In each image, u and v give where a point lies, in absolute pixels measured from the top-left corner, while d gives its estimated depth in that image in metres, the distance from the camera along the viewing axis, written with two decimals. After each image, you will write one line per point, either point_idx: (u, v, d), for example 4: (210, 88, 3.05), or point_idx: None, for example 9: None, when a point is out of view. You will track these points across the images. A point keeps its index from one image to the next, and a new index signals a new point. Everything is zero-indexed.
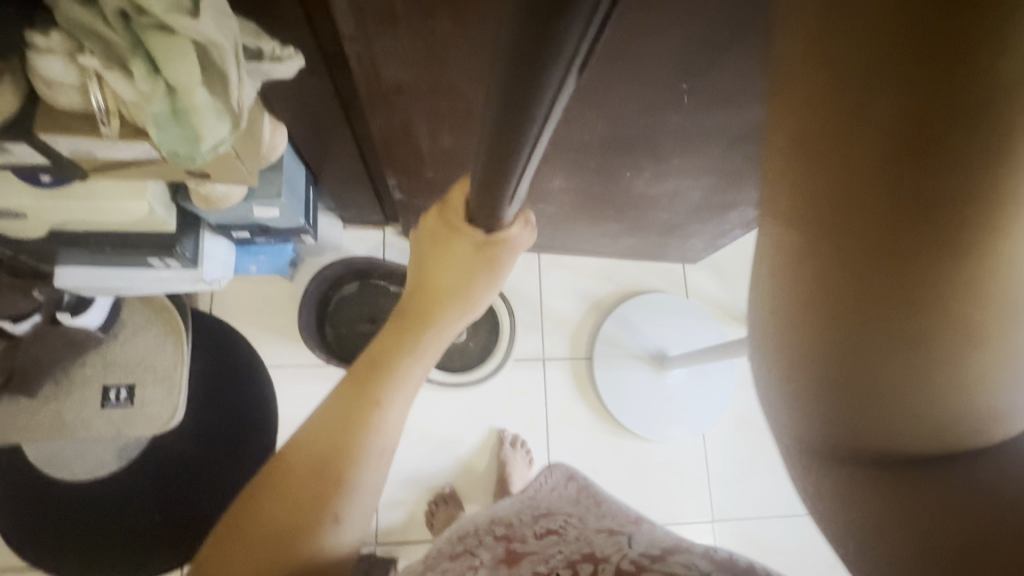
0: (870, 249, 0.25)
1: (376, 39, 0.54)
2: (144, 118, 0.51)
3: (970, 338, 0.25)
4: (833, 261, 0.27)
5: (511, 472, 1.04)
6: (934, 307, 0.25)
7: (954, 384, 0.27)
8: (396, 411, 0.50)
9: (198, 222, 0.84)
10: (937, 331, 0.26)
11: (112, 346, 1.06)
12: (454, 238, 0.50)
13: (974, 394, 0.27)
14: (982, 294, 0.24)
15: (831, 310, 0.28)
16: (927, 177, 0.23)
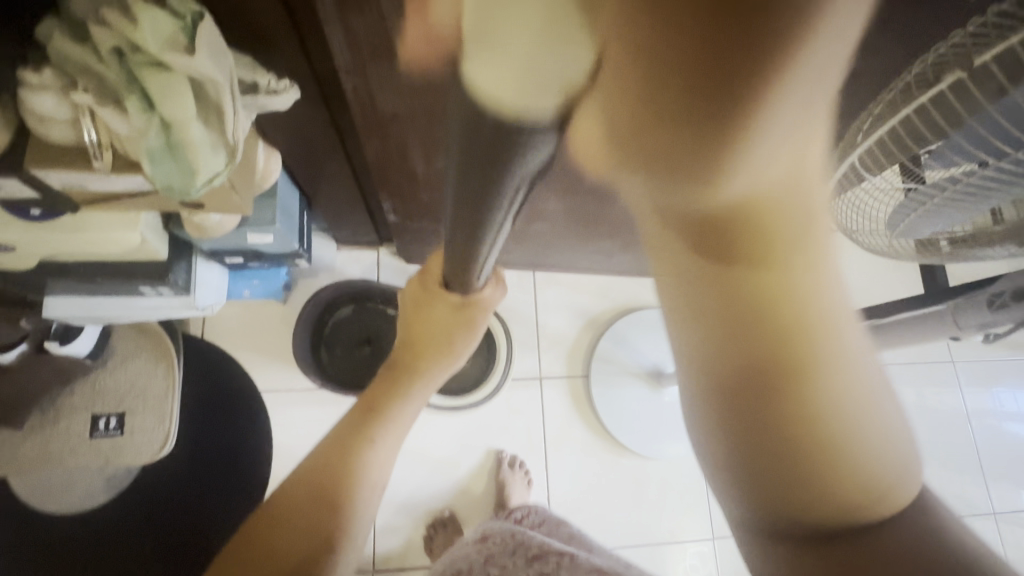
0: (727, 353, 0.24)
1: (372, 71, 0.55)
2: (138, 153, 0.51)
3: (823, 435, 0.24)
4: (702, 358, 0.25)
5: (510, 494, 1.03)
6: (790, 406, 0.24)
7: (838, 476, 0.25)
8: (386, 452, 0.53)
9: (190, 249, 0.84)
10: (826, 428, 0.24)
11: (101, 374, 1.04)
12: (432, 301, 0.58)
13: (859, 482, 0.25)
14: (819, 401, 0.24)
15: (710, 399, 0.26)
16: (745, 289, 0.22)
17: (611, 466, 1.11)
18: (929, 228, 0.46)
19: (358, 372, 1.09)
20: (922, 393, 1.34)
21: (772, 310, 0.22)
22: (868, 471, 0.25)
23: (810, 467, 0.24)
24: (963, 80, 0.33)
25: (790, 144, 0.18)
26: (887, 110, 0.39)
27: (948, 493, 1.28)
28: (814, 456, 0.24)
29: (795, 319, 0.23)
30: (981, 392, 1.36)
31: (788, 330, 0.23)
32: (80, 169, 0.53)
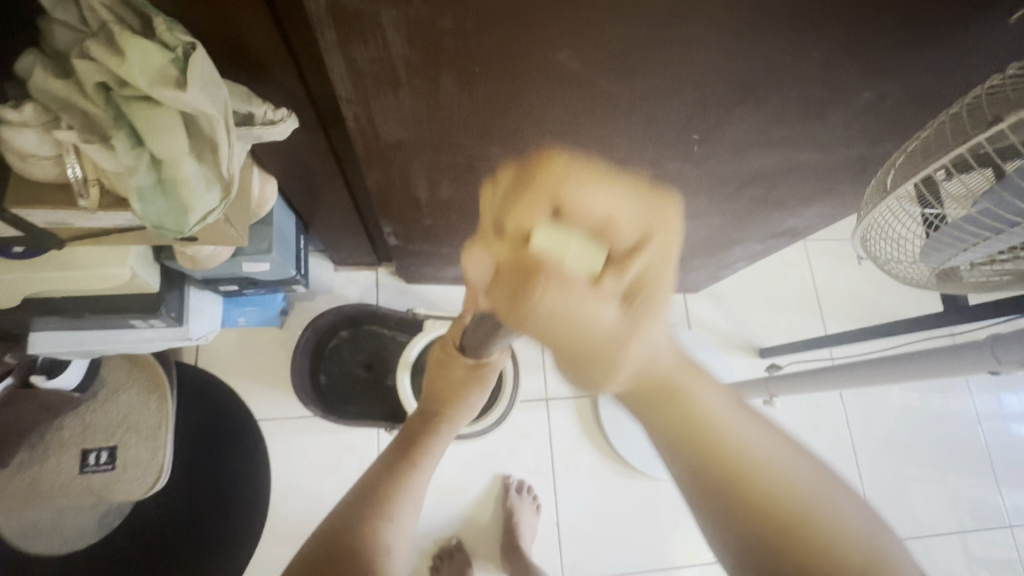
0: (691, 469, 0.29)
1: (374, 102, 0.53)
2: (127, 191, 0.48)
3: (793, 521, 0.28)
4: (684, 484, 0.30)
5: (519, 523, 0.99)
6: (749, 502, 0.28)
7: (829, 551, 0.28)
8: (426, 475, 0.56)
9: (183, 279, 0.80)
10: (801, 518, 0.28)
11: (90, 406, 1.00)
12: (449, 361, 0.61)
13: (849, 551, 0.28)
14: (770, 492, 0.28)
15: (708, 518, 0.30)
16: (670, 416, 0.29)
17: (621, 489, 1.08)
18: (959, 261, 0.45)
19: (358, 398, 1.05)
20: (932, 403, 1.32)
21: (706, 444, 0.29)
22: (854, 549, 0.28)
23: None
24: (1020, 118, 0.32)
25: (660, 341, 0.27)
26: (933, 140, 0.38)
27: (960, 503, 1.26)
28: (805, 557, 0.27)
29: (713, 437, 0.29)
30: (990, 398, 1.35)
31: (729, 458, 0.29)
32: (66, 207, 0.50)
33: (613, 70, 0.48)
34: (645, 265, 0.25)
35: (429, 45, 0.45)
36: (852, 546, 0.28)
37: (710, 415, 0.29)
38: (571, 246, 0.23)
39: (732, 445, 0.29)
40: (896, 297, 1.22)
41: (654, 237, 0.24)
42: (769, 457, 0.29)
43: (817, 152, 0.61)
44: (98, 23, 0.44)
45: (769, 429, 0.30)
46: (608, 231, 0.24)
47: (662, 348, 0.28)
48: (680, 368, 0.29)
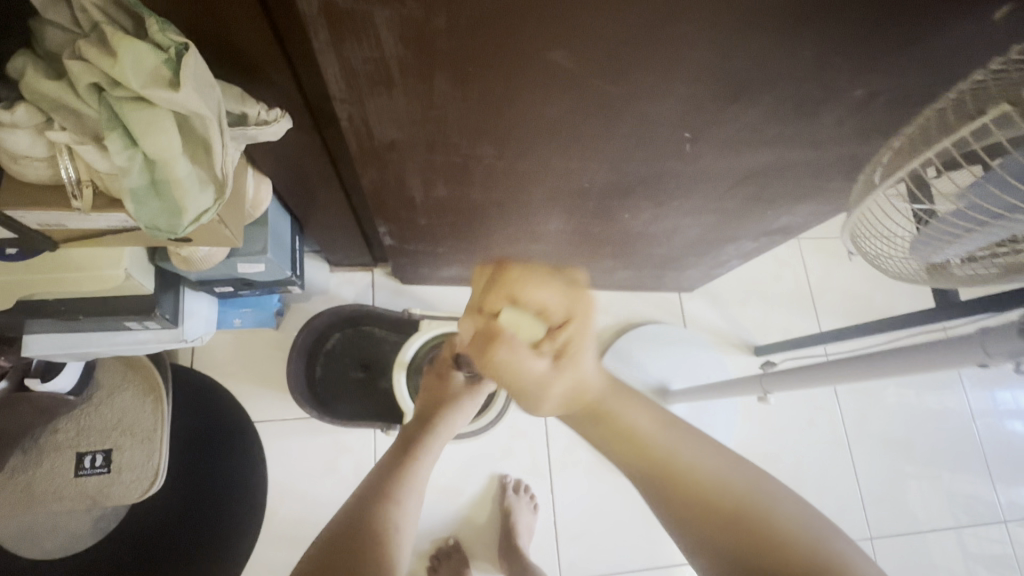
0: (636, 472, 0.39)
1: (368, 102, 0.53)
2: (120, 192, 0.48)
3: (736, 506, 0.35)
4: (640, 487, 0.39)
5: (516, 522, 1.00)
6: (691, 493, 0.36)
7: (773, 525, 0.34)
8: (423, 473, 0.60)
9: (177, 280, 0.80)
10: (745, 504, 0.35)
11: (85, 409, 1.00)
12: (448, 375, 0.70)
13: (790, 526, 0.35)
14: (711, 482, 0.36)
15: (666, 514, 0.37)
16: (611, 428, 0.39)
17: (618, 487, 1.08)
18: (950, 255, 0.45)
19: (354, 399, 1.05)
20: (927, 399, 1.33)
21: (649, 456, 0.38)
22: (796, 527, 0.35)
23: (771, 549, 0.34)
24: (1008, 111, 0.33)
25: (586, 372, 0.40)
26: (923, 134, 0.39)
27: (955, 499, 1.27)
28: (756, 536, 0.34)
29: (653, 446, 0.38)
30: (984, 394, 1.36)
31: (674, 463, 0.37)
32: (60, 209, 0.50)
33: (605, 70, 0.48)
34: (572, 333, 0.39)
35: (422, 46, 0.45)
36: (795, 525, 0.35)
37: (639, 430, 0.39)
38: (523, 322, 0.40)
39: (665, 453, 0.38)
40: (890, 294, 1.22)
41: (574, 318, 0.40)
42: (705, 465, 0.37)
43: (810, 150, 0.62)
44: (91, 25, 0.44)
45: (712, 454, 0.38)
46: (545, 314, 0.40)
47: (591, 380, 0.40)
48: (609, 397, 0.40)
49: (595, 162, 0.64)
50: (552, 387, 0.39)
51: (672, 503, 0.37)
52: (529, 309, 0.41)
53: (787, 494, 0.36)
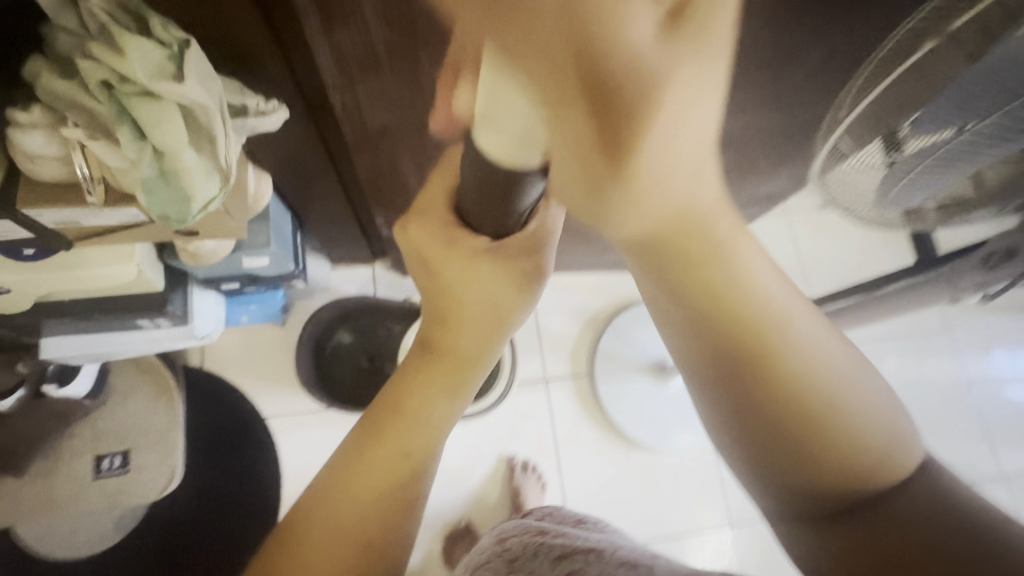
0: (721, 347, 0.30)
1: (359, 87, 0.56)
2: (131, 183, 0.51)
3: (810, 423, 0.30)
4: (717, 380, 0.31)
5: (526, 499, 1.02)
6: (755, 366, 0.30)
7: (846, 450, 0.30)
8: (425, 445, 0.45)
9: (185, 278, 0.83)
10: (829, 431, 0.30)
11: (101, 413, 1.03)
12: (447, 253, 0.42)
13: (878, 461, 0.31)
14: (779, 379, 0.30)
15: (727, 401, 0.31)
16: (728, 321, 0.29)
17: (622, 463, 1.11)
18: (922, 195, 0.48)
19: (362, 389, 1.08)
20: (920, 363, 1.36)
21: (735, 323, 0.29)
22: (864, 434, 0.31)
23: (826, 455, 0.30)
24: (943, 44, 0.36)
25: (701, 173, 0.22)
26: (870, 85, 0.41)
27: (955, 461, 1.30)
28: (824, 456, 0.30)
29: (743, 313, 0.29)
30: (978, 359, 1.38)
31: (765, 340, 0.30)
32: (76, 204, 0.53)
33: None
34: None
35: (406, 25, 0.48)
36: (868, 438, 0.31)
37: (734, 282, 0.28)
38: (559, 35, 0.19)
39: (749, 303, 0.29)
40: (879, 263, 1.25)
41: None
42: (796, 343, 0.30)
43: (783, 114, 0.65)
44: (96, 26, 0.47)
45: (820, 330, 0.32)
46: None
47: (706, 182, 0.23)
48: (718, 210, 0.25)
49: None
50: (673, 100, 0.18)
51: (762, 407, 0.30)
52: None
53: (859, 370, 0.32)
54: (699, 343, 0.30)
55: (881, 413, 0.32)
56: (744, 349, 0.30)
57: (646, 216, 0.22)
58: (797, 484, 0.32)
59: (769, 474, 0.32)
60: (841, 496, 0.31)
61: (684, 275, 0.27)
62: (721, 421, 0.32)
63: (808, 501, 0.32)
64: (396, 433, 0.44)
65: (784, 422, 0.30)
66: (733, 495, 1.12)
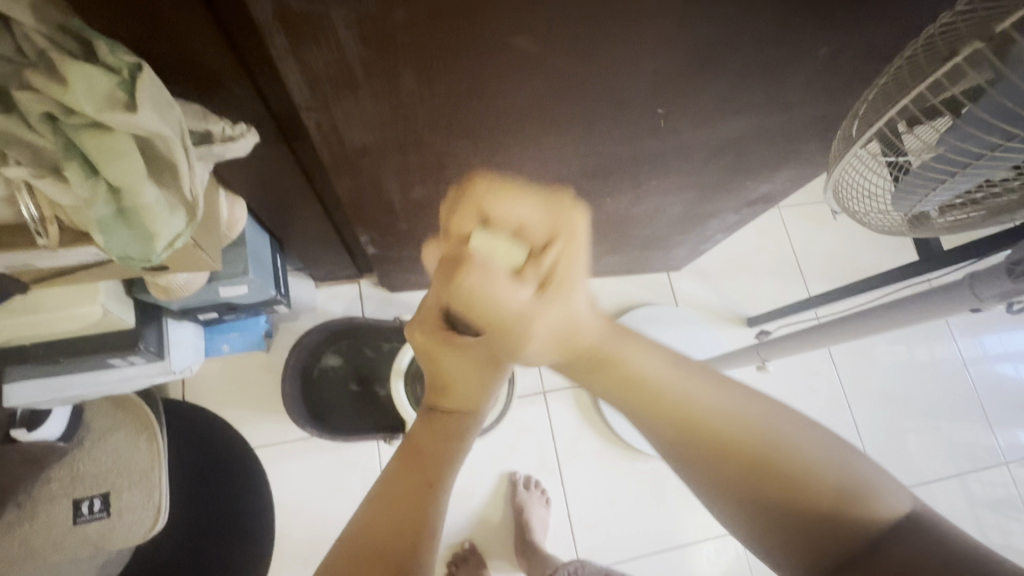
0: (668, 428, 0.38)
1: (335, 106, 0.52)
2: (86, 224, 0.46)
3: (777, 477, 0.35)
4: (679, 458, 0.38)
5: (530, 518, 0.99)
6: (708, 437, 0.36)
7: (810, 490, 0.34)
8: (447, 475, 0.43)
9: (159, 312, 0.78)
10: (797, 477, 0.34)
11: (78, 454, 0.97)
12: (445, 347, 0.47)
13: (858, 505, 0.34)
14: (728, 444, 0.36)
15: (700, 474, 0.37)
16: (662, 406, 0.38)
17: (626, 472, 1.08)
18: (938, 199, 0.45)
19: (352, 413, 1.04)
20: (917, 351, 1.35)
21: (668, 406, 0.38)
22: (822, 468, 0.35)
23: (799, 499, 0.34)
24: (979, 49, 0.34)
25: (577, 317, 0.42)
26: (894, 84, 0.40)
27: (958, 448, 1.29)
28: (799, 502, 0.34)
29: (678, 402, 0.38)
30: (972, 341, 1.38)
31: (702, 418, 0.37)
32: (27, 249, 0.49)
33: (572, 51, 0.47)
34: (555, 258, 0.41)
35: (382, 39, 0.44)
36: (826, 472, 0.35)
37: (648, 377, 0.39)
38: (499, 247, 0.41)
39: (674, 397, 0.38)
40: (872, 254, 1.24)
41: (556, 239, 0.42)
42: (725, 407, 0.37)
43: (782, 115, 0.62)
44: (37, 53, 0.41)
45: (749, 396, 0.38)
46: (523, 238, 0.42)
47: (582, 321, 0.42)
48: (608, 344, 0.41)
49: (574, 146, 0.63)
50: (539, 317, 0.42)
51: (733, 475, 0.36)
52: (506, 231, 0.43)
53: (801, 421, 0.37)
54: (653, 427, 0.39)
55: (830, 463, 0.35)
56: (700, 433, 0.36)
57: (556, 346, 0.43)
58: (790, 536, 0.35)
59: (765, 533, 0.36)
60: (842, 535, 0.34)
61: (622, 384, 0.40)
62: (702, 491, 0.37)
63: (812, 549, 0.35)
64: (420, 461, 0.43)
65: (735, 472, 0.35)
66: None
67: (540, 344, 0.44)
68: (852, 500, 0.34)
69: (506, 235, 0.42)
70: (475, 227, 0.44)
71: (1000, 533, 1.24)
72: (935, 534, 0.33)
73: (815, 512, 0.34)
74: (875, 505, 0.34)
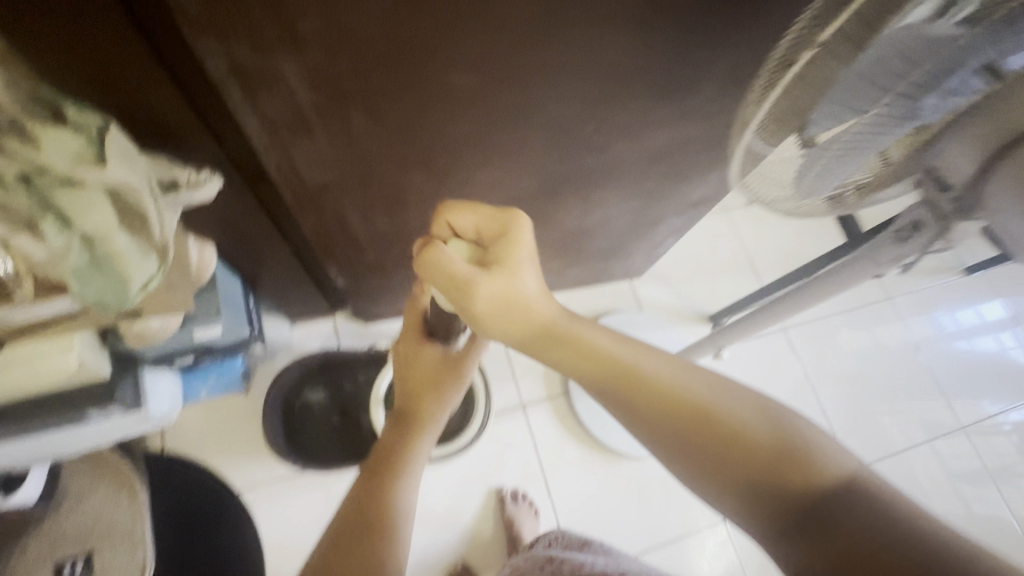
0: (628, 390, 0.46)
1: (293, 148, 0.57)
2: (61, 274, 0.49)
3: (730, 433, 0.43)
4: (652, 423, 0.45)
5: (520, 528, 1.00)
6: (659, 397, 0.45)
7: (763, 447, 0.42)
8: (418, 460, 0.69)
9: (135, 361, 0.80)
10: (742, 430, 0.43)
11: (56, 517, 0.95)
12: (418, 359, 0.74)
13: (810, 462, 0.41)
14: (687, 402, 0.44)
15: (666, 435, 0.45)
16: (620, 374, 0.47)
17: (610, 476, 1.11)
18: (836, 183, 0.51)
19: (337, 446, 1.05)
20: (872, 333, 1.43)
21: (621, 371, 0.47)
22: (768, 430, 0.43)
23: (748, 451, 0.42)
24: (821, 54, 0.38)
25: (528, 289, 0.49)
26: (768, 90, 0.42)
27: (923, 420, 1.36)
28: (751, 457, 0.42)
29: (636, 373, 0.47)
30: (924, 321, 1.47)
31: (657, 381, 0.46)
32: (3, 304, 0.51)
33: (501, 82, 0.53)
34: (502, 243, 0.50)
35: (329, 85, 0.49)
36: (773, 434, 0.43)
37: (601, 349, 0.48)
38: (456, 243, 0.52)
39: (630, 364, 0.47)
40: (818, 246, 1.33)
41: (504, 232, 0.50)
42: (688, 383, 0.46)
43: (701, 125, 0.69)
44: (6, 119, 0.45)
45: (702, 375, 0.46)
46: (477, 232, 0.52)
47: (528, 291, 0.49)
48: (561, 323, 0.49)
49: (520, 168, 0.69)
50: (482, 286, 0.49)
51: (694, 433, 0.43)
52: (465, 236, 0.53)
53: (750, 401, 0.45)
54: (612, 392, 0.47)
55: (769, 428, 0.43)
56: (652, 398, 0.45)
57: (500, 310, 0.49)
58: (760, 490, 0.42)
59: (738, 494, 0.43)
60: (809, 492, 0.41)
61: (590, 362, 0.48)
62: (670, 453, 0.45)
63: (776, 505, 0.41)
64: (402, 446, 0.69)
65: (689, 433, 0.44)
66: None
67: (488, 315, 0.50)
68: (796, 463, 0.41)
69: (467, 238, 0.53)
70: (448, 235, 0.54)
71: (971, 496, 1.30)
72: (870, 497, 0.39)
73: (762, 464, 0.42)
74: (815, 469, 0.41)
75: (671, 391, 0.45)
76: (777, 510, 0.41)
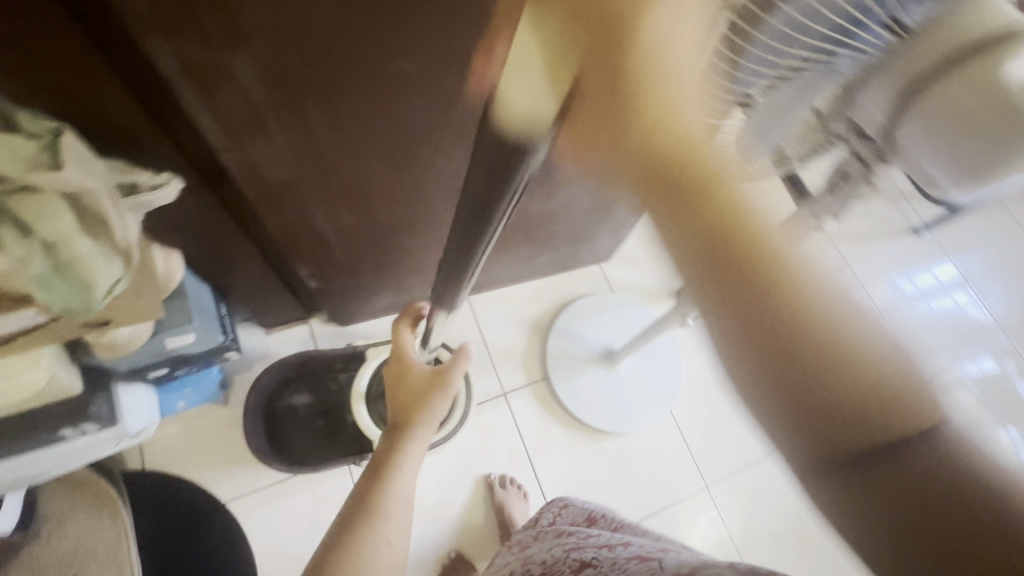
0: (724, 261, 0.34)
1: (251, 143, 0.57)
2: (22, 284, 0.49)
3: (829, 355, 0.34)
4: (735, 312, 0.35)
5: (511, 513, 1.03)
6: (759, 275, 0.35)
7: (859, 373, 0.34)
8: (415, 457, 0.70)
9: (107, 377, 0.79)
10: (851, 358, 0.34)
11: (36, 545, 0.93)
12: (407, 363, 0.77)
13: (903, 398, 0.34)
14: (787, 297, 0.35)
15: (744, 330, 0.35)
16: (729, 249, 0.34)
17: (595, 454, 1.14)
18: None
19: (322, 449, 1.05)
20: None
21: (744, 237, 0.35)
22: (875, 363, 0.34)
23: (839, 382, 0.34)
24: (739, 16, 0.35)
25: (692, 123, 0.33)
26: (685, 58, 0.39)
27: None
28: (839, 380, 0.34)
29: (757, 246, 0.35)
30: (887, 283, 1.52)
31: (771, 261, 0.35)
32: None
33: (449, 63, 0.55)
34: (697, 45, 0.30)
35: (282, 78, 0.51)
36: (884, 364, 0.35)
37: (735, 215, 0.35)
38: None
39: (753, 228, 0.35)
40: None
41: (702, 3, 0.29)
42: (815, 283, 0.36)
43: None
44: None
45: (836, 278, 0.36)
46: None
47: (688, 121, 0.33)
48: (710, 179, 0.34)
49: None
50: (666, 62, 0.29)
51: (781, 329, 0.34)
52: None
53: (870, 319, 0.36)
54: (705, 261, 0.35)
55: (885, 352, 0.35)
56: (748, 269, 0.35)
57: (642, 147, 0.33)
58: (831, 421, 0.34)
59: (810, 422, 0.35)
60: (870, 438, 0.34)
61: (688, 226, 0.34)
62: (732, 348, 0.35)
63: (843, 440, 0.34)
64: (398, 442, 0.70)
65: (780, 336, 0.34)
66: (704, 455, 1.18)
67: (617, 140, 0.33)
68: (895, 397, 0.34)
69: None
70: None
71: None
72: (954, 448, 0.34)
73: (861, 398, 0.34)
74: (912, 407, 0.34)
75: (775, 278, 0.35)
76: (833, 443, 0.34)
